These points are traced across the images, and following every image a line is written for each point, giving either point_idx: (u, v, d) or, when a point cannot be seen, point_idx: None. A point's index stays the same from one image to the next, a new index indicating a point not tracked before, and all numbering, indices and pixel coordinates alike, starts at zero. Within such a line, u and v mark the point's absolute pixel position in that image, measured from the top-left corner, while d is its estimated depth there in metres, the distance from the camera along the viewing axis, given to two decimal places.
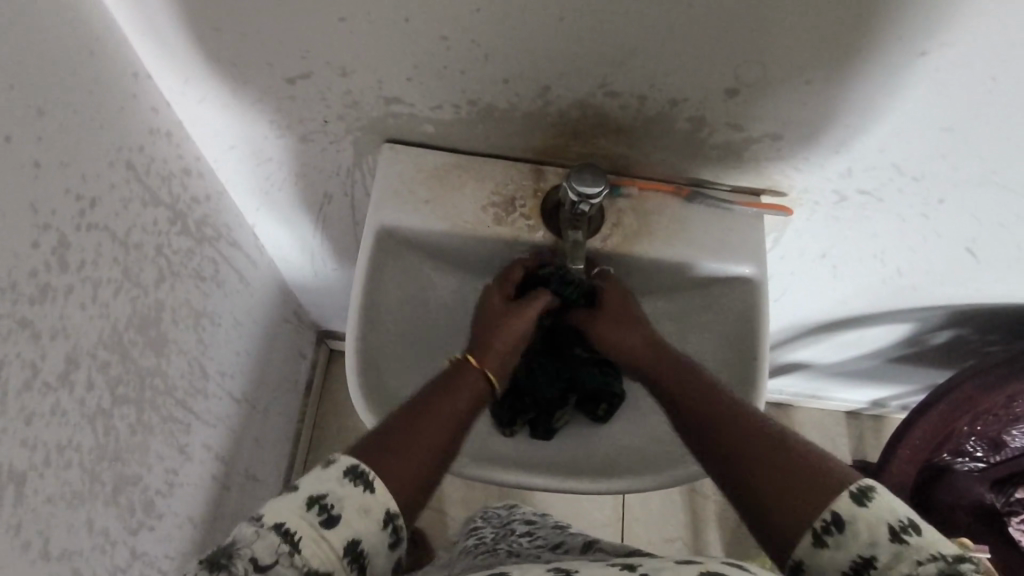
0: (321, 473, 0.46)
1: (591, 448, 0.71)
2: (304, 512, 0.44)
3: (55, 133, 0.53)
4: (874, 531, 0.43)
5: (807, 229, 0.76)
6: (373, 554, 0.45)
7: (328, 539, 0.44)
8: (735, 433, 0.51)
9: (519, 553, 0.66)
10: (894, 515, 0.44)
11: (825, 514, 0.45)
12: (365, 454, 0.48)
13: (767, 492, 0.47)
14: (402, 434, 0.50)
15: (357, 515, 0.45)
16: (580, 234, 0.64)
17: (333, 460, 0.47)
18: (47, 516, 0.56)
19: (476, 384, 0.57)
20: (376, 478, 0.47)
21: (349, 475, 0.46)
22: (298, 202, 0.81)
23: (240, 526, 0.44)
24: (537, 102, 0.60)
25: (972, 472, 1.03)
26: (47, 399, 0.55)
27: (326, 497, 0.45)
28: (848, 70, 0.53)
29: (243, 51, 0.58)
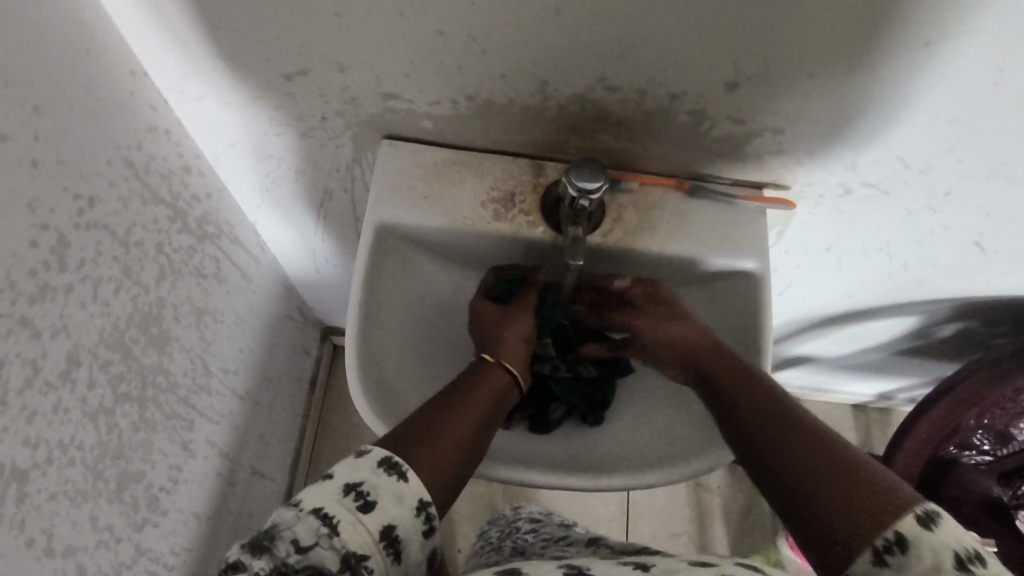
0: (357, 463, 0.46)
1: (592, 450, 0.70)
2: (343, 497, 0.44)
3: (52, 132, 0.53)
4: (939, 555, 0.40)
5: (811, 223, 0.75)
6: (408, 540, 0.45)
7: (366, 523, 0.43)
8: (790, 443, 0.49)
9: (525, 552, 0.66)
10: (960, 543, 0.40)
11: (887, 533, 0.41)
12: (397, 446, 0.49)
13: (822, 503, 0.45)
14: (437, 427, 0.52)
15: (392, 502, 0.45)
16: (580, 230, 0.64)
17: (368, 451, 0.47)
18: (51, 513, 0.57)
19: (495, 381, 0.60)
20: (409, 468, 0.47)
21: (382, 466, 0.46)
22: (298, 199, 0.81)
23: (278, 511, 0.44)
24: (536, 97, 0.60)
25: (979, 466, 1.03)
26: (49, 397, 0.55)
27: (362, 484, 0.45)
28: (850, 63, 0.53)
29: (240, 48, 0.57)
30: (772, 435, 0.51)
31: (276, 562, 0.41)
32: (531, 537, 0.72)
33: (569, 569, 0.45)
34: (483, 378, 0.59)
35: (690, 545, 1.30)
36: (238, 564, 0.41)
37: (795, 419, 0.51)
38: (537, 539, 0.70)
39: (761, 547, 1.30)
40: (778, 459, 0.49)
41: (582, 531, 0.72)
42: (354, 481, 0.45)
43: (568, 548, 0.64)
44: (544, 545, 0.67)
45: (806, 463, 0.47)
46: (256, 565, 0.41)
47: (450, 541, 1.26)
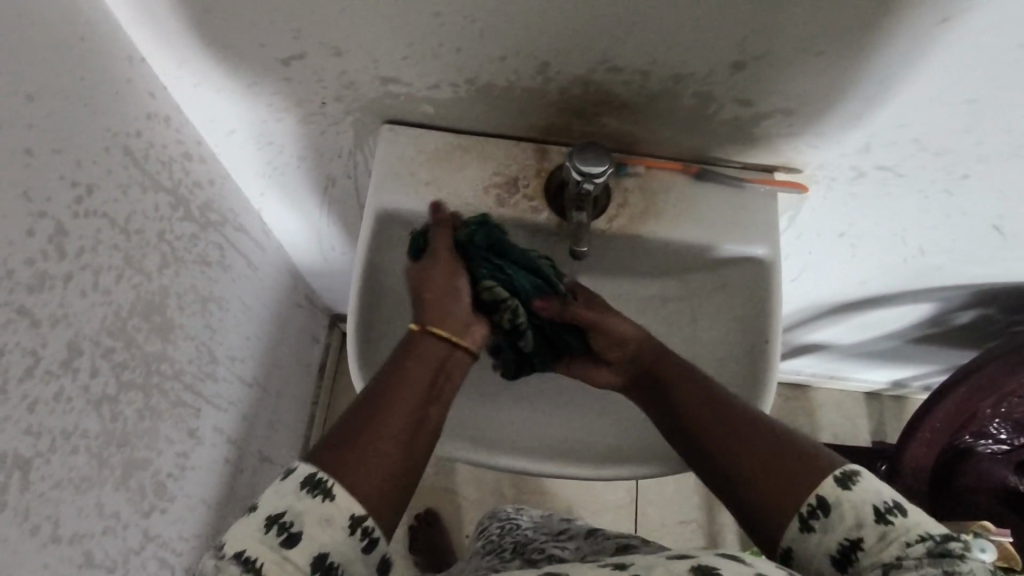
0: (278, 490, 0.45)
1: (602, 423, 0.70)
2: (265, 534, 0.43)
3: (47, 120, 0.53)
4: (859, 514, 0.45)
5: (822, 207, 0.73)
6: (347, 562, 0.44)
7: (293, 558, 0.42)
8: (734, 439, 0.53)
9: (525, 552, 0.63)
10: (878, 497, 0.45)
11: (811, 498, 0.47)
12: (326, 458, 0.46)
13: (759, 486, 0.50)
14: (366, 432, 0.48)
15: (320, 527, 0.43)
16: (584, 215, 0.62)
17: (291, 470, 0.45)
18: (56, 500, 0.57)
19: (429, 354, 0.54)
20: (336, 485, 0.45)
21: (306, 487, 0.44)
22: (302, 185, 0.81)
23: (203, 560, 0.43)
24: (537, 80, 0.58)
25: (995, 454, 1.00)
26: (51, 386, 0.56)
27: (286, 513, 0.44)
28: (863, 39, 0.50)
29: (235, 33, 0.56)
30: (716, 429, 0.54)
31: None
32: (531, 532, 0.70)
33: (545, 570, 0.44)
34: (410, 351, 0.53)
35: (699, 532, 1.30)
36: None
37: (737, 408, 0.54)
38: (537, 538, 0.67)
39: None
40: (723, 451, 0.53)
41: (583, 526, 0.70)
42: (276, 512, 0.44)
43: (564, 547, 0.63)
44: (543, 544, 0.64)
45: (747, 446, 0.52)
46: None
47: (457, 528, 1.26)
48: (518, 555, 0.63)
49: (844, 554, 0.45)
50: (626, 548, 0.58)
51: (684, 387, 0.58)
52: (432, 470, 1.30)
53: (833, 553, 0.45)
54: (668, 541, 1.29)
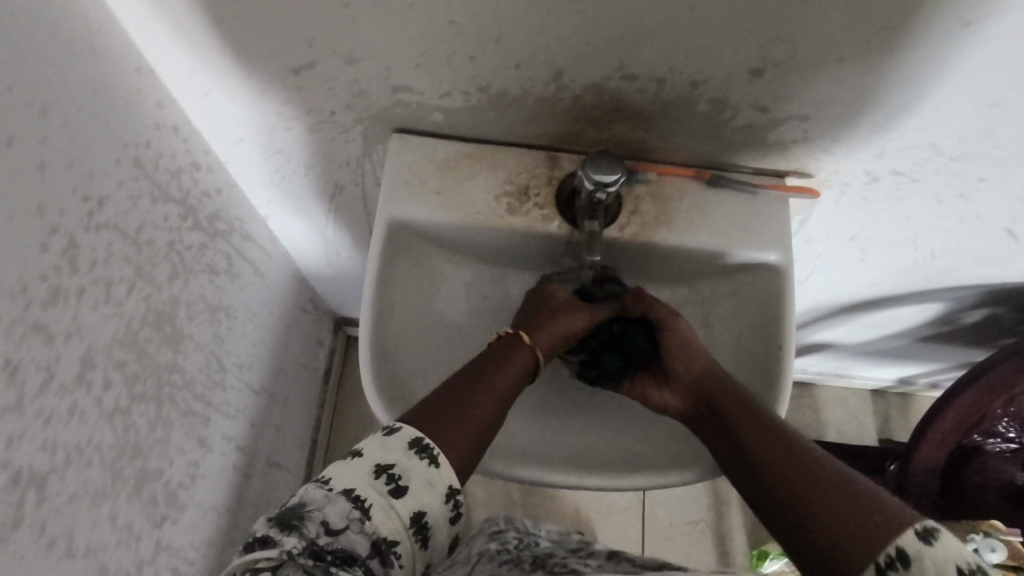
0: (385, 444, 0.46)
1: (592, 440, 0.69)
2: (374, 480, 0.44)
3: (60, 132, 0.53)
4: (942, 572, 0.38)
5: (835, 211, 0.73)
6: (436, 526, 0.46)
7: (397, 508, 0.44)
8: (789, 467, 0.49)
9: (546, 565, 0.61)
10: (963, 557, 0.39)
11: (889, 549, 0.40)
12: (422, 424, 0.49)
13: (829, 531, 0.43)
14: (455, 413, 0.51)
15: (422, 487, 0.45)
16: (596, 224, 0.62)
17: (396, 429, 0.48)
18: (70, 515, 0.57)
19: (524, 361, 0.59)
20: (440, 453, 0.47)
21: (413, 448, 0.46)
22: (310, 193, 0.80)
23: (306, 489, 0.43)
24: (550, 87, 0.58)
25: (1005, 454, 0.98)
26: (64, 400, 0.55)
27: (393, 467, 0.45)
28: (882, 45, 0.50)
29: (248, 42, 0.56)
30: (773, 455, 0.51)
31: (308, 540, 0.40)
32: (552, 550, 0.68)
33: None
34: (504, 360, 0.57)
35: (706, 532, 1.30)
36: (267, 539, 0.41)
37: (800, 453, 0.50)
38: (557, 554, 0.65)
39: None
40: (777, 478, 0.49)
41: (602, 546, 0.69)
42: (384, 465, 0.45)
43: (588, 564, 0.61)
44: (565, 559, 0.62)
45: (806, 478, 0.47)
46: (288, 541, 0.40)
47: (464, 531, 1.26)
48: (540, 565, 0.61)
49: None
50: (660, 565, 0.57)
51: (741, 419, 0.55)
52: None
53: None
54: (676, 541, 1.29)
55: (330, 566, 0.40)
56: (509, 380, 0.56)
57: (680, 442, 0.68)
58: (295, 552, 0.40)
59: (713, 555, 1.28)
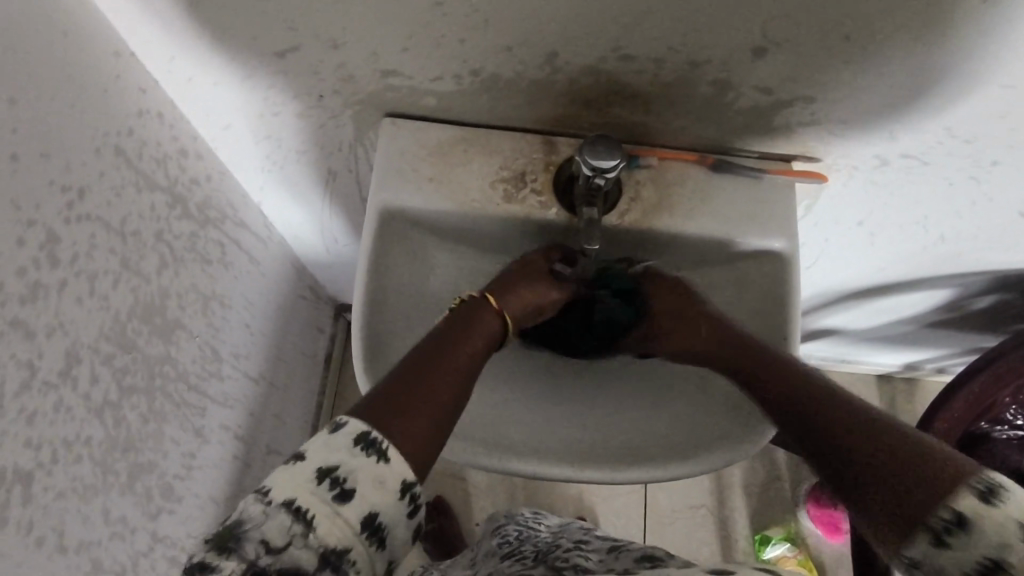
0: (329, 443, 0.42)
1: (577, 421, 0.68)
2: (315, 487, 0.40)
3: (33, 123, 0.51)
4: (1003, 534, 0.36)
5: (843, 196, 0.70)
6: (392, 525, 0.41)
7: (343, 515, 0.40)
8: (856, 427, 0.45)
9: (547, 560, 0.60)
10: None
11: (945, 512, 0.38)
12: (378, 411, 0.45)
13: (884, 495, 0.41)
14: (419, 392, 0.47)
15: (371, 486, 0.41)
16: (595, 210, 0.60)
17: (343, 423, 0.43)
18: (60, 511, 0.56)
19: (486, 327, 0.57)
20: (390, 446, 0.43)
21: (360, 445, 0.42)
22: (302, 179, 0.78)
23: (246, 502, 0.41)
24: (544, 69, 0.55)
25: (1012, 442, 0.95)
26: (49, 397, 0.54)
27: (337, 469, 0.41)
28: (890, 24, 0.48)
29: (227, 26, 0.54)
30: (824, 417, 0.47)
31: (248, 564, 0.39)
32: (554, 539, 0.67)
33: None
34: (464, 330, 0.55)
35: (710, 518, 1.29)
36: (206, 564, 0.39)
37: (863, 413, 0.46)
38: (559, 546, 0.64)
39: (783, 521, 1.28)
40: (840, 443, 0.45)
41: (604, 535, 0.68)
42: (325, 468, 0.41)
43: (588, 555, 0.59)
44: (565, 553, 0.60)
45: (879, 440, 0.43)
46: (227, 567, 0.38)
47: (466, 516, 1.26)
48: (540, 563, 0.59)
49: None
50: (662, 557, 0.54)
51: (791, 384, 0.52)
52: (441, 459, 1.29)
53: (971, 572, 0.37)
54: (679, 526, 1.28)
55: None
56: (474, 352, 0.54)
57: (665, 416, 0.68)
58: None
59: (716, 541, 1.27)
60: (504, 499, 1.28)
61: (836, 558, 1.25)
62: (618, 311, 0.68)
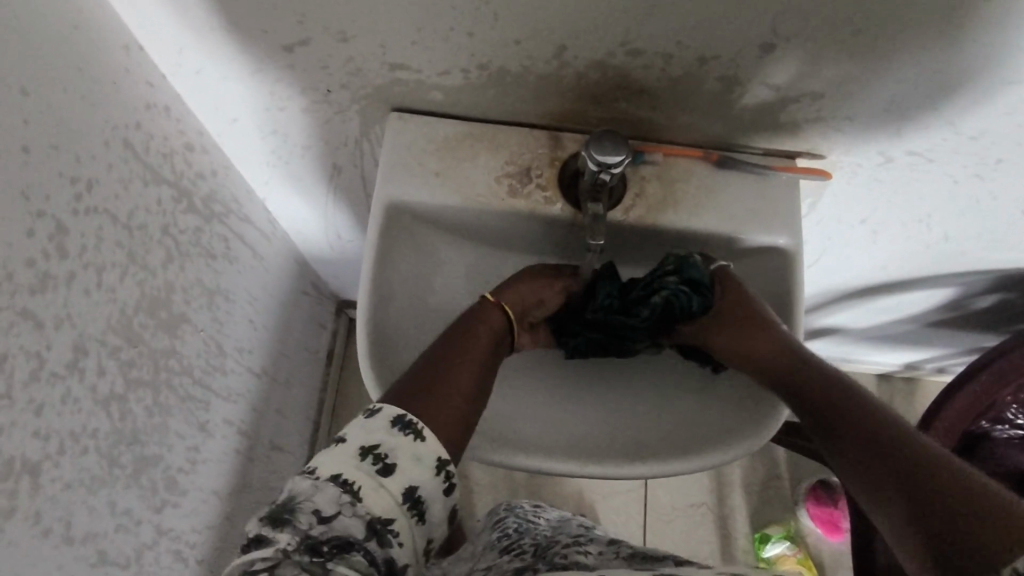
0: (368, 426, 0.45)
1: (578, 417, 0.68)
2: (360, 462, 0.42)
3: (43, 115, 0.51)
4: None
5: (847, 193, 0.71)
6: (430, 500, 0.44)
7: (388, 487, 0.42)
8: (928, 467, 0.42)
9: (546, 555, 0.60)
10: None
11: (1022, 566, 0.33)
12: (404, 403, 0.47)
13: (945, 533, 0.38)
14: (441, 381, 0.50)
15: (411, 462, 0.43)
16: (600, 206, 0.60)
17: (377, 410, 0.46)
18: (67, 502, 0.56)
19: (490, 320, 0.58)
20: (425, 427, 0.45)
21: (397, 426, 0.45)
22: (307, 174, 0.78)
23: (293, 482, 0.42)
24: (552, 64, 0.55)
25: (1013, 441, 0.95)
26: (57, 388, 0.54)
27: (378, 447, 0.43)
28: (896, 19, 0.48)
29: (236, 19, 0.54)
30: (876, 454, 0.45)
31: (301, 534, 0.39)
32: (553, 534, 0.68)
33: None
34: (471, 330, 0.56)
35: (710, 516, 1.29)
36: (260, 538, 0.39)
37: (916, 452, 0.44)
38: (559, 542, 0.64)
39: (783, 519, 1.28)
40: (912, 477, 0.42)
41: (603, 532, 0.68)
42: (367, 446, 0.43)
43: (587, 552, 0.59)
44: (566, 548, 0.60)
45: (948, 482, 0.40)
46: (281, 538, 0.39)
47: (467, 512, 1.26)
48: (540, 559, 0.59)
49: None
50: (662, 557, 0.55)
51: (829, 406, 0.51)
52: None
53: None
54: (679, 524, 1.29)
55: (327, 559, 0.39)
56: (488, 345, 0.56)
57: (667, 410, 0.68)
58: (292, 549, 0.39)
59: (716, 539, 1.28)
60: (505, 496, 1.28)
61: (835, 556, 1.25)
62: (688, 300, 0.62)
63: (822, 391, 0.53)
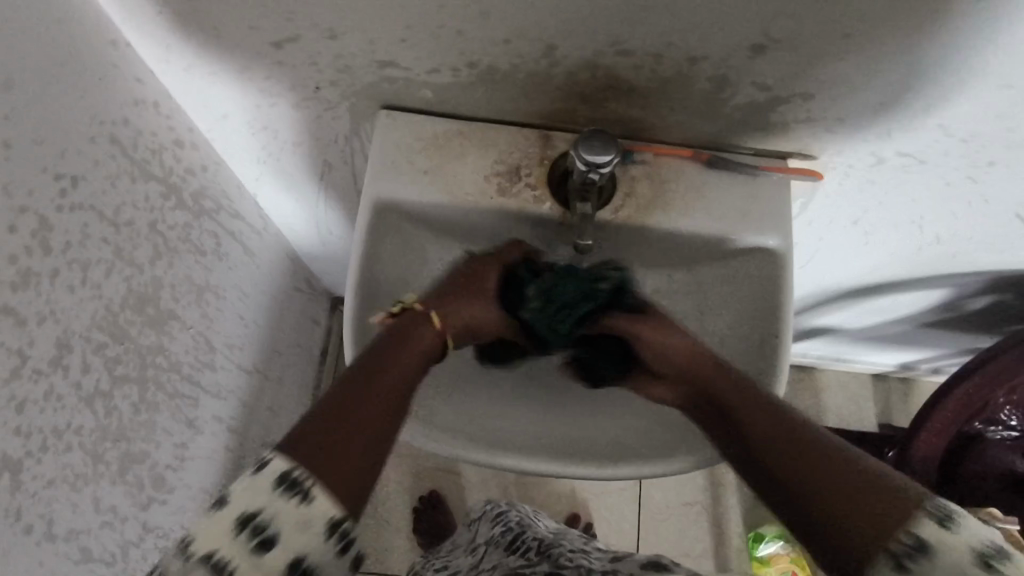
0: (248, 485, 0.41)
1: (545, 420, 0.68)
2: (236, 537, 0.40)
3: (26, 110, 0.51)
4: (959, 560, 0.38)
5: (839, 194, 0.70)
6: (320, 565, 0.41)
7: (267, 562, 0.40)
8: (817, 479, 0.46)
9: (550, 556, 0.60)
10: (981, 541, 0.39)
11: (906, 538, 0.40)
12: (298, 450, 0.44)
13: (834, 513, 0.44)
14: (357, 407, 0.50)
15: (294, 530, 0.41)
16: (589, 206, 0.59)
17: (267, 461, 0.42)
18: (49, 499, 0.56)
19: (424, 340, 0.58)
20: (316, 485, 0.42)
21: (281, 487, 0.41)
22: (298, 171, 0.78)
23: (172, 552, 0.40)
24: (542, 62, 0.55)
25: (1005, 441, 0.96)
26: (40, 385, 0.54)
27: (258, 514, 0.40)
28: (886, 21, 0.47)
29: (221, 15, 0.53)
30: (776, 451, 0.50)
31: None
32: (559, 538, 0.68)
33: None
34: (401, 345, 0.56)
35: (703, 515, 1.29)
36: None
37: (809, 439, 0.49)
38: (563, 544, 0.64)
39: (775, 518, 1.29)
40: (801, 494, 0.47)
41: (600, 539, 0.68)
42: (245, 514, 0.40)
43: (590, 558, 0.59)
44: (570, 552, 0.60)
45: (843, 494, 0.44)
46: None
47: (460, 510, 1.26)
48: (543, 559, 0.59)
49: None
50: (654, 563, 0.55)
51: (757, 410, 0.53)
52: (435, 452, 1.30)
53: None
54: (671, 523, 1.29)
55: None
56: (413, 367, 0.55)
57: (639, 413, 0.68)
58: None
59: (708, 538, 1.28)
60: (497, 494, 1.28)
61: None
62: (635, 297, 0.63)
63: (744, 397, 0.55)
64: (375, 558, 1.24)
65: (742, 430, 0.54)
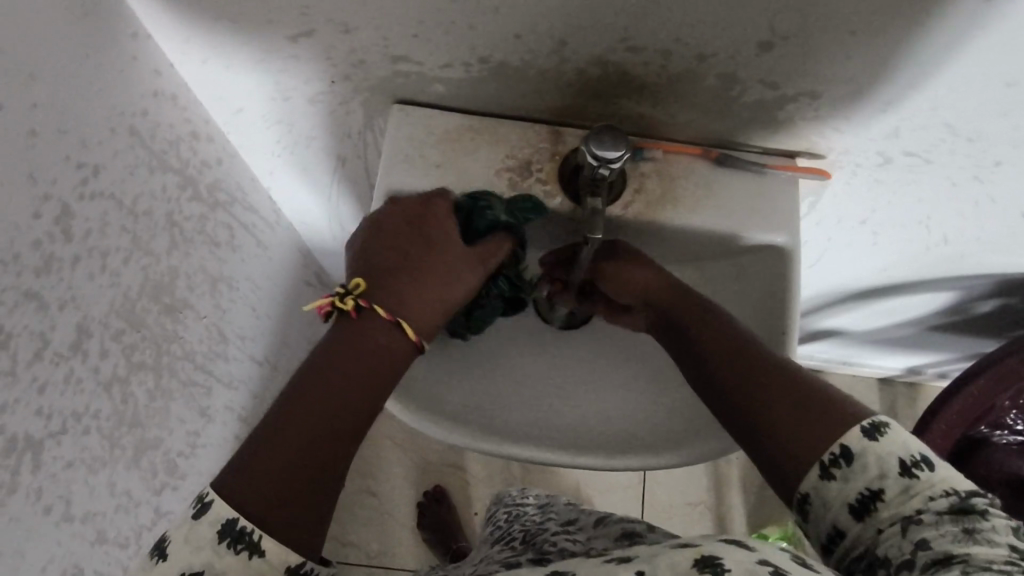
0: (190, 534, 0.43)
1: (551, 404, 0.70)
2: None
3: (50, 100, 0.52)
4: (883, 464, 0.45)
5: (847, 194, 0.71)
6: None
7: None
8: (787, 417, 0.51)
9: (535, 543, 0.61)
10: (907, 451, 0.46)
11: (834, 448, 0.47)
12: (245, 494, 0.45)
13: (790, 437, 0.50)
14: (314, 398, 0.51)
15: None
16: (599, 201, 0.60)
17: (209, 504, 0.44)
18: (67, 481, 0.58)
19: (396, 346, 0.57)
20: (262, 537, 0.44)
21: (224, 542, 0.43)
22: (310, 164, 0.79)
23: None
24: (552, 59, 0.56)
25: (1011, 446, 0.97)
26: (60, 368, 0.55)
27: (202, 570, 0.42)
28: (897, 17, 0.48)
29: (242, 9, 0.54)
30: (755, 390, 0.54)
31: None
32: (545, 518, 0.68)
33: (618, 560, 0.43)
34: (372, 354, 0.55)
35: (707, 515, 1.30)
36: None
37: (788, 381, 0.53)
38: (548, 529, 0.64)
39: (780, 519, 1.29)
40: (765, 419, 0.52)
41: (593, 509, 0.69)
42: (191, 568, 0.42)
43: (574, 539, 0.60)
44: (554, 536, 0.61)
45: (798, 422, 0.50)
46: None
47: (465, 505, 1.27)
48: (529, 547, 0.60)
49: (864, 503, 0.45)
50: (634, 535, 0.56)
51: (751, 361, 0.56)
52: (442, 448, 1.31)
53: (852, 502, 0.46)
54: (675, 523, 1.29)
55: None
56: (375, 362, 0.55)
57: (649, 407, 0.70)
58: None
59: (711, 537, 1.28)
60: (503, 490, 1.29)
61: None
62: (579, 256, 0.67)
63: (733, 359, 0.57)
64: (380, 552, 1.25)
65: (726, 379, 0.56)
